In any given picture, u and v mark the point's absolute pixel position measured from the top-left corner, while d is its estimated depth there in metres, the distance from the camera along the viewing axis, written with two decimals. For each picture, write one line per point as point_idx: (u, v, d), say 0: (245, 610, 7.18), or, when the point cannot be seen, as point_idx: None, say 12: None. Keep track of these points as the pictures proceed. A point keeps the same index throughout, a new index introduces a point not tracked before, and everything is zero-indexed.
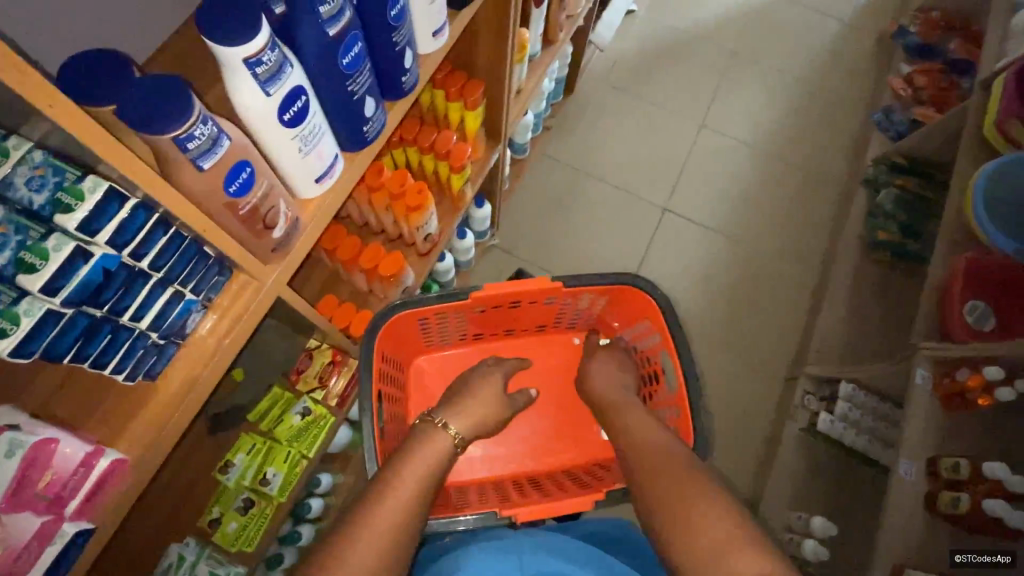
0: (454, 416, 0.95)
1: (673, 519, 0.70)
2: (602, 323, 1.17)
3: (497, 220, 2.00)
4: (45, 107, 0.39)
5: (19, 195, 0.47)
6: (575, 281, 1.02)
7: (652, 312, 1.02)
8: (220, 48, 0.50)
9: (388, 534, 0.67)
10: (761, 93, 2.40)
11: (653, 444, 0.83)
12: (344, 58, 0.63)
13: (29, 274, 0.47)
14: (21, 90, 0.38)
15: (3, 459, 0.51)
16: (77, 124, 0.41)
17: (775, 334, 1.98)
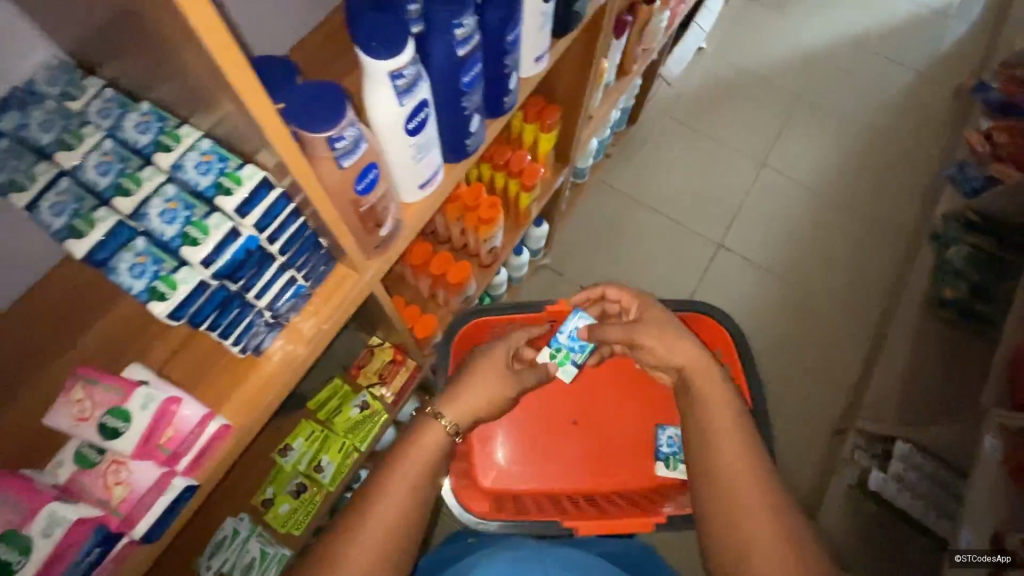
0: (453, 400, 0.83)
1: (736, 556, 0.66)
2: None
3: (551, 240, 2.04)
4: (248, 103, 0.44)
5: (188, 175, 0.54)
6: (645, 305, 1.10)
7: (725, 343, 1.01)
8: (371, 61, 0.56)
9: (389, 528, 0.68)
10: (827, 137, 2.38)
11: (732, 443, 0.75)
12: (465, 77, 0.68)
13: (191, 246, 0.52)
14: (237, 90, 0.43)
15: (138, 410, 0.57)
16: (264, 121, 0.46)
17: (825, 383, 1.93)
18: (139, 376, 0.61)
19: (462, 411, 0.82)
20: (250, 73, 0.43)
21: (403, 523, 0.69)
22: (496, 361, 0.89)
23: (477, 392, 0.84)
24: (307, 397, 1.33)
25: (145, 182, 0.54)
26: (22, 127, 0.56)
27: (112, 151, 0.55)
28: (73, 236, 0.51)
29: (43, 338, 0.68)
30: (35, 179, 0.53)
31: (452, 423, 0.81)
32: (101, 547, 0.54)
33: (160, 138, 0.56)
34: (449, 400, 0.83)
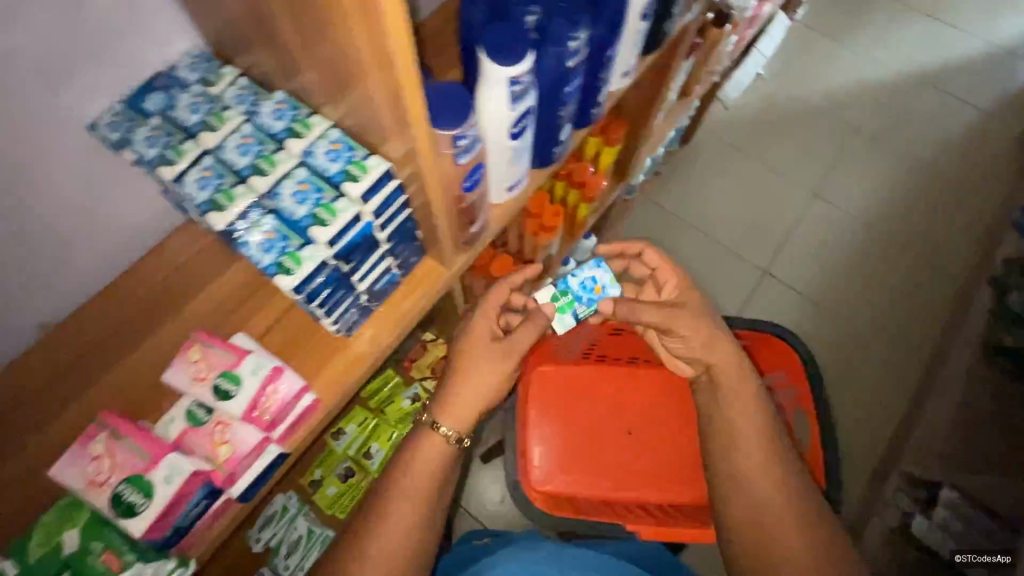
0: (452, 402, 0.81)
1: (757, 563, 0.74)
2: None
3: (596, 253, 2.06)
4: (409, 104, 0.47)
5: (319, 161, 0.58)
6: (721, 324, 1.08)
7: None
8: (494, 66, 0.59)
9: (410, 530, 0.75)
10: (883, 171, 2.33)
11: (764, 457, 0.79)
12: (568, 88, 0.71)
13: (320, 226, 0.55)
14: (403, 92, 0.46)
15: (248, 374, 0.62)
16: (413, 126, 0.50)
17: (865, 422, 1.88)
18: (248, 344, 0.65)
19: (463, 408, 0.81)
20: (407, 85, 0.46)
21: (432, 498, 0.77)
22: (486, 355, 0.82)
23: (469, 391, 0.81)
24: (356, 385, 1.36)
25: (278, 165, 0.58)
26: (173, 108, 0.62)
27: (251, 135, 0.60)
28: (214, 209, 0.55)
29: (161, 301, 0.76)
30: (182, 155, 0.58)
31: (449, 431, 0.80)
32: (206, 500, 0.59)
33: (293, 125, 0.60)
34: (447, 399, 0.81)
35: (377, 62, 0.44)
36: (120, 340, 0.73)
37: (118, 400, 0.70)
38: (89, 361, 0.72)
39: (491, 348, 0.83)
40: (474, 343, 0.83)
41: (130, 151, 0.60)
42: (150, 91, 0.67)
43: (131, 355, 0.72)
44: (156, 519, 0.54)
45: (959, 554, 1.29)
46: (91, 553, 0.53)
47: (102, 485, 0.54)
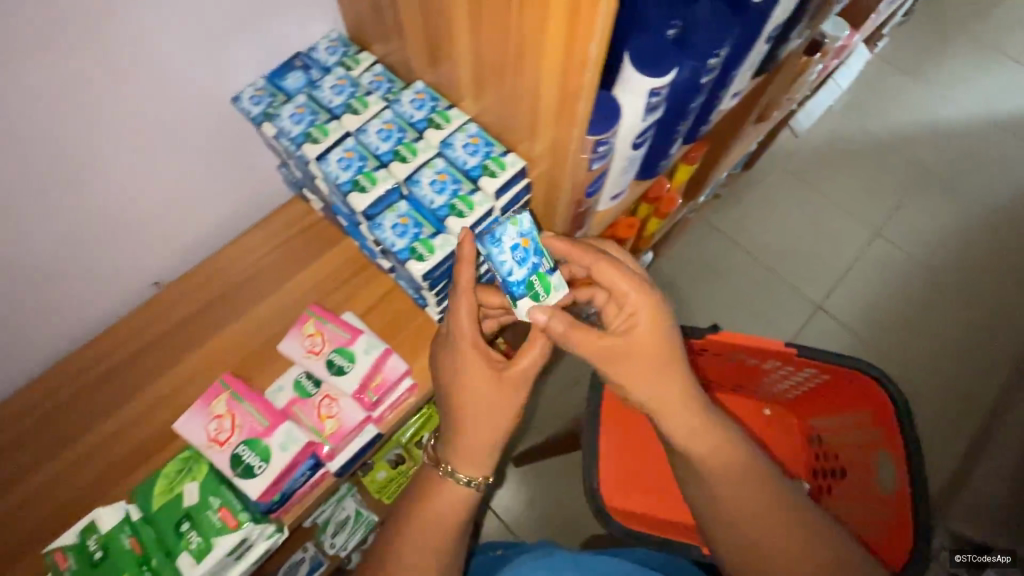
0: (468, 457, 0.61)
1: None
2: (812, 404, 1.01)
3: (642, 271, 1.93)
4: (582, 111, 0.46)
5: (458, 153, 0.59)
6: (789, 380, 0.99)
7: (886, 415, 0.84)
8: (639, 77, 0.59)
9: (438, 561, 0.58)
10: (959, 218, 2.15)
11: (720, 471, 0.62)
12: (693, 104, 0.71)
13: (458, 217, 0.57)
14: (582, 100, 0.45)
15: (362, 353, 0.64)
16: (569, 138, 0.50)
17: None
18: (361, 323, 0.68)
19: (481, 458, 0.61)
20: (579, 104, 0.46)
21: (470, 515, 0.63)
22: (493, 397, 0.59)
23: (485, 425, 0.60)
24: None
25: (418, 154, 0.60)
26: (318, 91, 0.64)
27: (392, 121, 0.62)
28: (358, 190, 0.58)
29: (273, 268, 0.80)
30: (327, 134, 0.61)
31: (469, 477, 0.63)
32: (311, 471, 0.60)
33: (432, 116, 0.62)
34: (457, 454, 0.62)
35: (557, 79, 0.44)
36: (232, 306, 0.77)
37: (229, 361, 0.74)
38: (199, 322, 0.76)
39: (492, 386, 0.59)
40: (466, 386, 0.59)
41: (275, 126, 0.62)
42: (289, 70, 0.69)
43: (239, 320, 0.76)
44: (271, 483, 0.55)
45: (956, 555, 1.12)
46: (209, 508, 0.54)
47: (223, 443, 0.57)
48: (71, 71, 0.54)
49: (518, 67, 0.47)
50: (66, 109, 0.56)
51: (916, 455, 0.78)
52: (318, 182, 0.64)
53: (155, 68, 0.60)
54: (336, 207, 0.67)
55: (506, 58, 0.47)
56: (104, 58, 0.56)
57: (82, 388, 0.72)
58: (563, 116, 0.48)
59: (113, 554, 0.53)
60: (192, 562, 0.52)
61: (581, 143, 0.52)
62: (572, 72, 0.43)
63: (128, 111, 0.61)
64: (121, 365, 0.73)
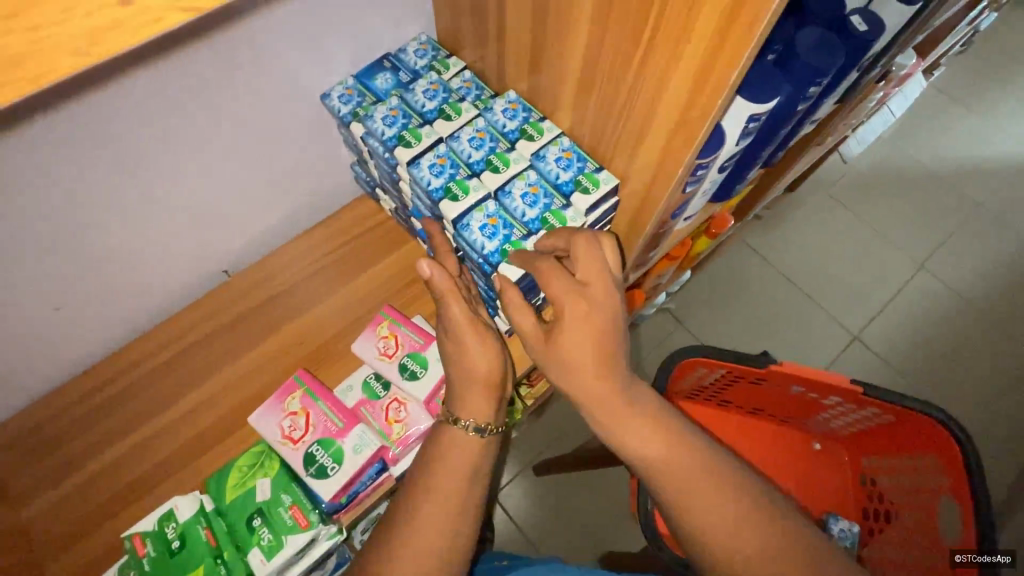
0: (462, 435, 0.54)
1: None
2: (873, 444, 0.97)
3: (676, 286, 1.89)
4: (702, 137, 0.45)
5: (550, 167, 0.59)
6: (847, 416, 0.96)
7: (953, 464, 0.80)
8: (742, 102, 0.57)
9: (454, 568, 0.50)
10: (1007, 253, 2.07)
11: (685, 479, 0.51)
12: (782, 130, 0.69)
13: (551, 230, 0.57)
14: (705, 127, 0.44)
15: (434, 360, 0.63)
16: (680, 160, 0.49)
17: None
18: (431, 329, 0.67)
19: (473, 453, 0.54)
20: (700, 129, 0.44)
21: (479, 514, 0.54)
22: (485, 370, 0.56)
23: (473, 388, 0.56)
24: None
25: (510, 165, 0.60)
26: (410, 94, 0.65)
27: (484, 131, 0.62)
28: (450, 198, 0.58)
29: (338, 263, 0.80)
30: (419, 139, 0.61)
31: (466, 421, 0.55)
32: (375, 475, 0.59)
33: (525, 127, 0.62)
34: (460, 405, 0.56)
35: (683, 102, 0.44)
36: (297, 300, 0.78)
37: (292, 354, 0.74)
38: (265, 314, 0.77)
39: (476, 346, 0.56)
40: (463, 354, 0.56)
41: (366, 127, 0.63)
42: (378, 70, 0.70)
43: (304, 315, 0.77)
44: (342, 487, 0.55)
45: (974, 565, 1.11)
46: (281, 505, 0.55)
47: (296, 442, 0.57)
48: (193, 67, 0.55)
49: (639, 85, 0.47)
50: (182, 104, 0.57)
51: (986, 512, 0.74)
52: (404, 185, 0.65)
53: (261, 66, 0.61)
54: (416, 209, 0.68)
55: (628, 72, 0.47)
56: (221, 54, 0.56)
57: (147, 372, 0.72)
58: (681, 136, 0.46)
59: (188, 544, 0.54)
60: (263, 559, 0.53)
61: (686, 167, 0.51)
62: (705, 90, 0.42)
63: (231, 107, 0.62)
64: (186, 351, 0.74)
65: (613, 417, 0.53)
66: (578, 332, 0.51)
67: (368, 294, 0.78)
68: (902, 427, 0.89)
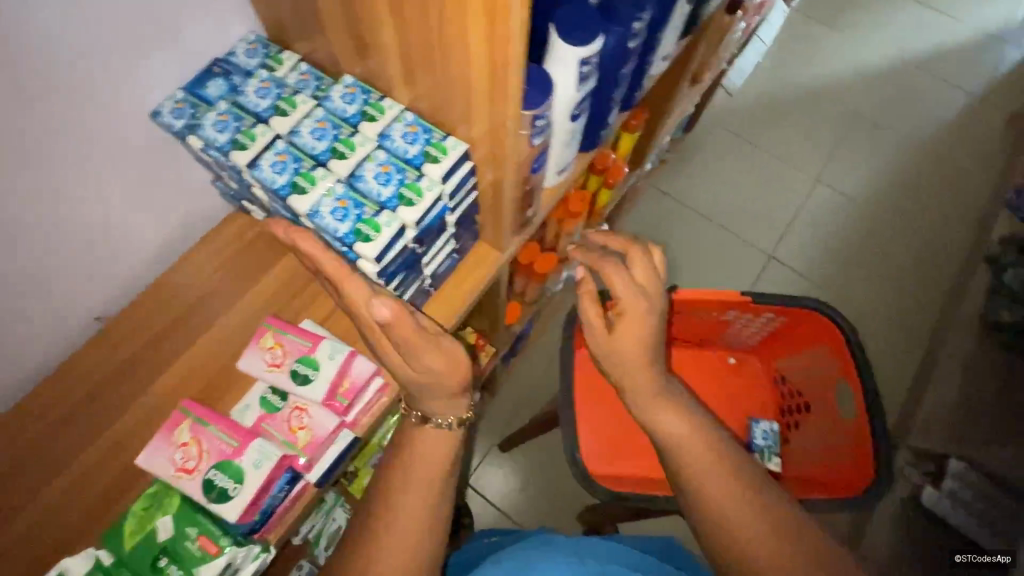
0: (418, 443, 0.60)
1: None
2: (778, 345, 1.05)
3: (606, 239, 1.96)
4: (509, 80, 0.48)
5: (398, 144, 0.58)
6: (748, 326, 1.03)
7: (840, 349, 0.92)
8: (566, 46, 0.59)
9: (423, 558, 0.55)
10: (883, 153, 2.26)
11: (685, 447, 0.62)
12: (624, 70, 0.72)
13: (409, 205, 0.55)
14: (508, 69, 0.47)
15: (326, 359, 0.62)
16: (506, 112, 0.51)
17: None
18: (319, 330, 0.66)
19: (437, 460, 0.59)
20: (513, 85, 0.48)
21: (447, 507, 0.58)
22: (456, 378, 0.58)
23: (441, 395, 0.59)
24: None
25: (357, 147, 0.58)
26: (242, 96, 0.62)
27: (324, 120, 0.60)
28: (296, 192, 0.55)
29: (223, 288, 0.77)
30: (255, 139, 0.58)
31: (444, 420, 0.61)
32: (289, 486, 0.58)
33: (366, 109, 0.60)
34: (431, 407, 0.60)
35: (486, 47, 0.46)
36: (190, 332, 0.74)
37: (192, 387, 0.71)
38: (157, 352, 0.72)
39: (427, 350, 0.56)
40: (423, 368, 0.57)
41: (199, 138, 0.60)
42: (208, 77, 0.66)
43: (198, 344, 0.73)
44: (250, 503, 0.54)
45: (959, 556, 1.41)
46: (187, 539, 0.54)
47: (192, 472, 0.55)
48: None
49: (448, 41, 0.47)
50: None
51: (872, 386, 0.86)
52: (257, 192, 0.62)
53: (62, 91, 0.56)
54: (279, 215, 0.65)
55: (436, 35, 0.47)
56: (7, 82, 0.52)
57: (28, 443, 0.67)
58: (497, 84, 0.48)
59: None
60: None
61: (517, 118, 0.54)
62: (501, 44, 0.44)
63: (42, 140, 0.57)
64: (72, 412, 0.69)
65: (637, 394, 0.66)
66: (631, 323, 0.65)
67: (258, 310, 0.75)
68: (801, 320, 0.97)
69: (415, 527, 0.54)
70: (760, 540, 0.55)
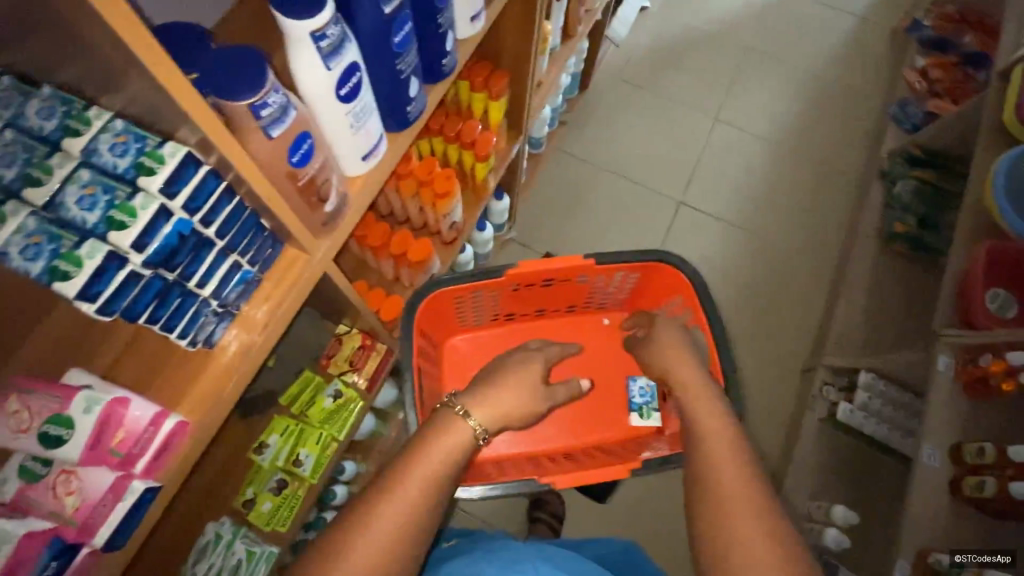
0: (434, 436, 0.79)
1: (717, 530, 0.67)
2: (635, 303, 1.22)
3: (514, 212, 1.91)
4: (155, 70, 0.41)
5: (105, 158, 0.50)
6: (610, 284, 1.17)
7: (687, 292, 1.07)
8: (288, 21, 0.53)
9: (394, 535, 0.64)
10: (776, 85, 2.28)
11: (706, 420, 0.81)
12: (396, 37, 0.65)
13: (118, 230, 0.49)
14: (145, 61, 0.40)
15: (81, 414, 0.54)
16: (186, 109, 0.45)
17: (783, 342, 1.85)
18: (84, 380, 0.58)
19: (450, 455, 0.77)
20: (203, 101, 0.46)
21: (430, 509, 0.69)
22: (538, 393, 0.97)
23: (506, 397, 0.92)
24: (267, 400, 1.24)
25: (57, 169, 0.50)
26: None
27: (14, 141, 0.51)
28: None
29: None
30: None
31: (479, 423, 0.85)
32: (59, 560, 0.53)
33: (66, 122, 0.51)
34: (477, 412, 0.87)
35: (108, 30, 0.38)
36: None
37: None
38: None
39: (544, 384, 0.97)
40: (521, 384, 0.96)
41: None
42: None
43: None
44: None
45: (957, 556, 1.01)
46: None
47: None
48: None
49: (84, 21, 0.39)
50: None
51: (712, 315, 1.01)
52: None
53: None
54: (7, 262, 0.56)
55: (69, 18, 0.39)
56: None
57: None
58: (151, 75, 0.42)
59: None
60: None
61: (217, 114, 0.48)
62: (141, 65, 0.41)
63: None
64: None
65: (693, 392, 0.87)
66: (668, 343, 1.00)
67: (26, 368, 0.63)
68: (658, 267, 1.09)
69: (405, 508, 0.67)
70: (742, 499, 0.68)
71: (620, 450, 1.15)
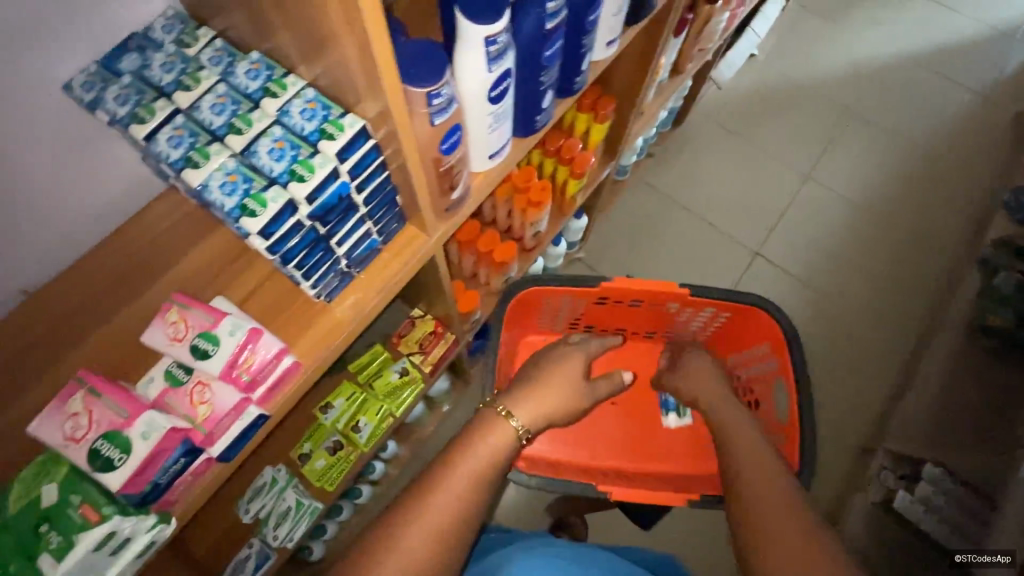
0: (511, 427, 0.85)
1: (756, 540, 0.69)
2: (713, 343, 1.23)
3: (588, 233, 1.94)
4: (375, 49, 0.47)
5: (295, 120, 0.58)
6: (697, 318, 1.17)
7: (777, 340, 1.07)
8: (469, 24, 0.59)
9: (455, 518, 0.69)
10: (879, 151, 2.21)
11: (738, 443, 0.87)
12: (548, 51, 0.71)
13: (298, 182, 0.56)
14: (373, 42, 0.47)
15: (227, 335, 0.62)
16: (382, 87, 0.51)
17: (843, 414, 1.77)
18: (228, 308, 0.66)
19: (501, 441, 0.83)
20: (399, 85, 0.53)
21: (477, 485, 0.74)
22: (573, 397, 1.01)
23: (546, 397, 0.97)
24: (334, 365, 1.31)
25: (255, 124, 0.59)
26: (145, 68, 0.62)
27: (225, 95, 0.61)
28: (190, 166, 0.57)
29: (138, 263, 0.73)
30: (154, 113, 0.59)
31: (523, 424, 0.89)
32: (185, 459, 0.59)
33: (268, 85, 0.60)
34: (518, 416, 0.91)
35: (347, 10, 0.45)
36: (99, 306, 0.70)
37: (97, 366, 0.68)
38: (68, 322, 0.69)
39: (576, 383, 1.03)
40: (554, 388, 1.01)
41: (97, 111, 0.59)
42: (124, 52, 0.63)
43: (107, 326, 0.69)
44: (133, 474, 0.55)
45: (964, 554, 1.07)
46: (71, 506, 0.54)
47: (80, 441, 0.56)
48: None
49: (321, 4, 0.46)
50: None
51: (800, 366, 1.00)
52: (161, 168, 0.62)
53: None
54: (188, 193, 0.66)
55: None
56: None
57: None
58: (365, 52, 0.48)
59: None
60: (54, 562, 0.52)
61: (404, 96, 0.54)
62: (363, 44, 0.47)
63: None
64: None
65: (727, 416, 0.94)
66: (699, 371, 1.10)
67: (171, 288, 0.72)
68: (752, 309, 1.09)
69: (466, 480, 0.74)
70: (772, 513, 0.71)
71: (665, 480, 1.16)
